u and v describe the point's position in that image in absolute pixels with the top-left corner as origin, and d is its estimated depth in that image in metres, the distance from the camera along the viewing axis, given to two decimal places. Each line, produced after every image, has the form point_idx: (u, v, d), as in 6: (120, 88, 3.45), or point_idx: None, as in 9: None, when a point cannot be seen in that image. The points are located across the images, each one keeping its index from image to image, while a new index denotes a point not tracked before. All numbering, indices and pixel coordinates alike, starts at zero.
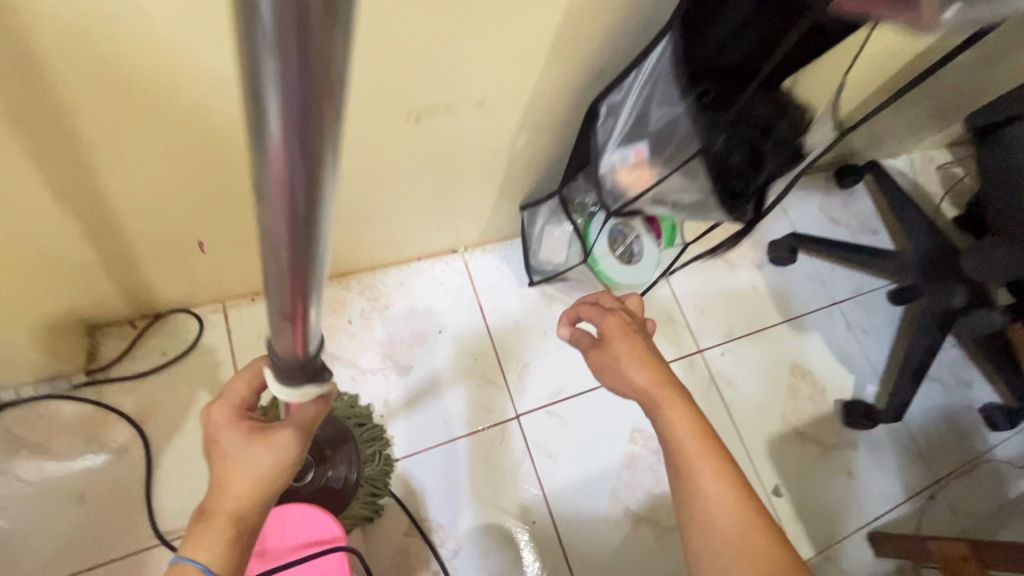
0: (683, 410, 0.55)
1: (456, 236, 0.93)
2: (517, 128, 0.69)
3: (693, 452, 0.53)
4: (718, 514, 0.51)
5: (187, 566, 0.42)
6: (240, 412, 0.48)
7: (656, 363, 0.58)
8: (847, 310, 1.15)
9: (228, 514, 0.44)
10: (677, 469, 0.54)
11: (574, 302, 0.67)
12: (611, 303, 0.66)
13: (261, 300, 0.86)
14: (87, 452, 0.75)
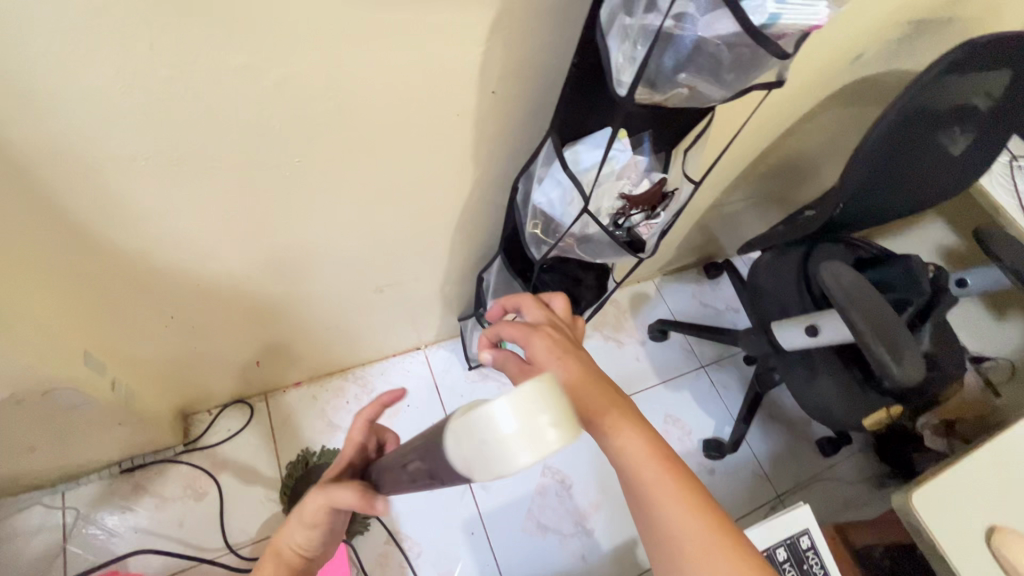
0: (634, 431, 0.57)
1: (420, 338, 1.37)
2: (447, 279, 1.15)
3: (649, 473, 0.56)
4: (676, 525, 0.54)
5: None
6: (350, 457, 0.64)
7: (592, 381, 0.60)
8: (710, 371, 1.58)
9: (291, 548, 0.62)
10: (637, 488, 0.56)
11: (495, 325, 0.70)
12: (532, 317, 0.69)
13: (290, 391, 1.29)
14: (182, 496, 1.15)
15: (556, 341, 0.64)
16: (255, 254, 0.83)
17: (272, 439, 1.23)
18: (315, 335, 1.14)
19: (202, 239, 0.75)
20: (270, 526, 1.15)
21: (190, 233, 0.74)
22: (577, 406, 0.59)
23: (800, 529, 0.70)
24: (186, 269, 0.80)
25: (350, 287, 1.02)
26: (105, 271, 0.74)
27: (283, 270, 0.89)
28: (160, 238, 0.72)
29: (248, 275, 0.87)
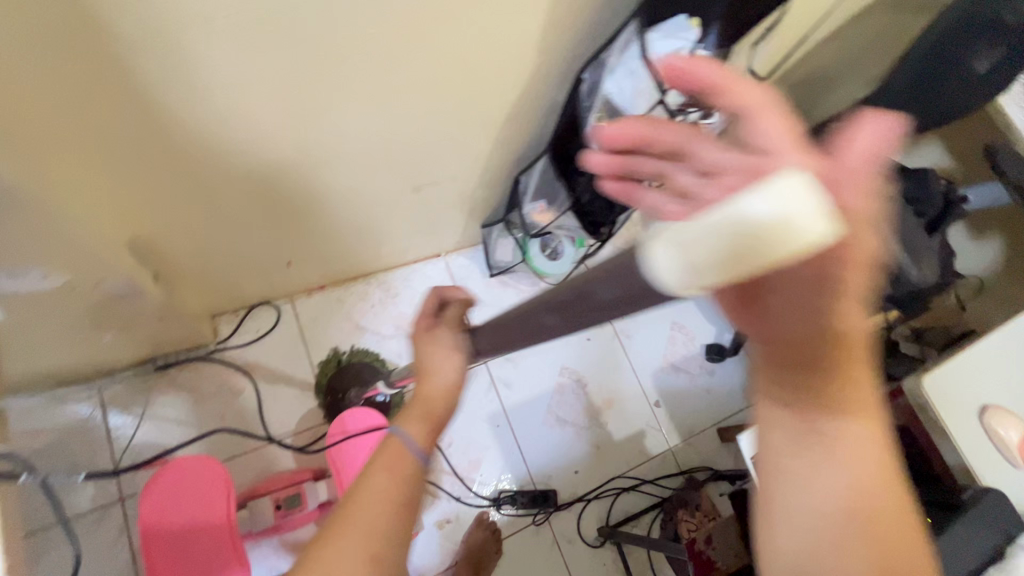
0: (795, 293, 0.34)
1: (440, 245, 1.39)
2: (478, 185, 1.14)
3: (806, 406, 0.39)
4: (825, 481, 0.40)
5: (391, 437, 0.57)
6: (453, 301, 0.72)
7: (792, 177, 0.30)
8: (714, 282, 1.67)
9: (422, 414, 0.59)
10: (781, 417, 0.41)
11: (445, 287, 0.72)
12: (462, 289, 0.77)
13: (313, 293, 1.30)
14: (219, 391, 1.17)
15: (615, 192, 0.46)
16: (307, 143, 0.79)
17: (302, 339, 1.26)
18: (344, 235, 1.13)
19: (260, 126, 0.72)
20: (308, 419, 1.20)
21: (251, 118, 0.70)
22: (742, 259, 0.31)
23: None
24: (239, 153, 0.76)
25: (388, 184, 1.01)
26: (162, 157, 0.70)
27: (329, 162, 0.87)
28: (220, 117, 0.67)
29: (296, 165, 0.84)
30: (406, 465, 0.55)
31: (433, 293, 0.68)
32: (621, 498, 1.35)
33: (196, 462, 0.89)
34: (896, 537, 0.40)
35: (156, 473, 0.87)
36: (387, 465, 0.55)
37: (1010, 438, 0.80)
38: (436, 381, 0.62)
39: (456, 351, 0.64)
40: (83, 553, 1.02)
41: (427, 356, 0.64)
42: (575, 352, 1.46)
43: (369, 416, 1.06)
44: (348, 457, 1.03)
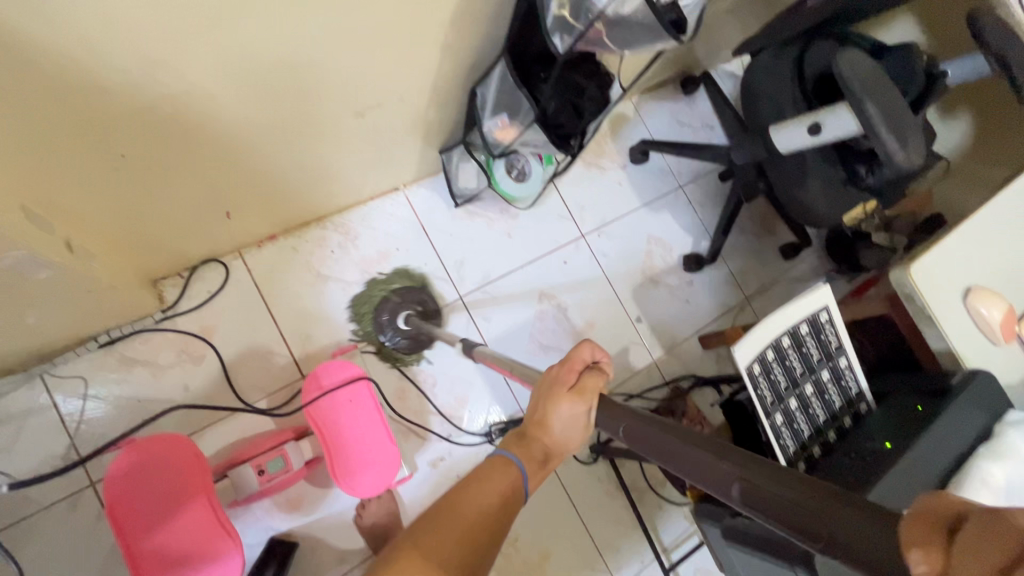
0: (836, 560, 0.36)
1: (397, 177, 1.27)
2: (429, 104, 1.02)
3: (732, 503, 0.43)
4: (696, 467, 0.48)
5: (495, 459, 0.62)
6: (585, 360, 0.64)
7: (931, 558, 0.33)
8: (688, 190, 1.61)
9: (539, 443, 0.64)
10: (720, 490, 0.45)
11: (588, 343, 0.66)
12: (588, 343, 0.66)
13: (265, 245, 1.19)
14: (178, 361, 1.08)
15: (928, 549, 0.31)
16: (213, 57, 0.66)
17: (260, 295, 1.17)
18: (284, 174, 1.01)
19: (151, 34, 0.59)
20: (280, 377, 1.13)
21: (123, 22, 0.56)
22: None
23: (819, 306, 0.77)
24: (121, 76, 0.62)
25: (322, 107, 0.88)
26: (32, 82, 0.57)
27: (246, 83, 0.74)
28: (74, 19, 0.54)
29: (209, 88, 0.71)
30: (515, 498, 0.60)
31: (587, 346, 0.65)
32: None
33: (170, 446, 0.82)
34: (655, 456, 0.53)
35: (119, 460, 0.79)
36: (475, 499, 0.58)
37: (994, 318, 0.81)
38: (553, 434, 0.63)
39: (584, 408, 0.62)
40: (62, 543, 0.97)
41: (556, 401, 0.62)
42: (552, 278, 1.41)
43: (344, 367, 1.01)
44: (327, 413, 0.98)
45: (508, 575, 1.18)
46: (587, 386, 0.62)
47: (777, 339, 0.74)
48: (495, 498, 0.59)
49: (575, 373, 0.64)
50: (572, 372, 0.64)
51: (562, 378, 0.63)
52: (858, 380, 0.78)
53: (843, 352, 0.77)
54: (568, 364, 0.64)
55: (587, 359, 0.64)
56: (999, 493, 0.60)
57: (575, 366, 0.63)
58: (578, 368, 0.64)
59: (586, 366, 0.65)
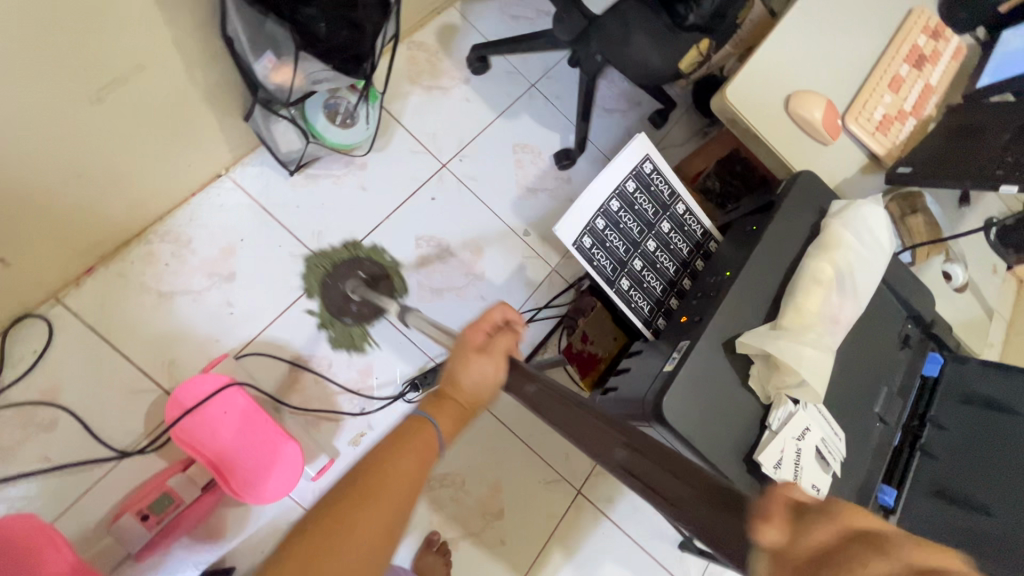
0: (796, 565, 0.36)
1: (211, 162, 1.13)
2: (186, 67, 0.88)
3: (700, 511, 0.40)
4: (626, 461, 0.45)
5: (417, 415, 0.62)
6: (497, 321, 0.71)
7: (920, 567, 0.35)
8: (541, 86, 1.53)
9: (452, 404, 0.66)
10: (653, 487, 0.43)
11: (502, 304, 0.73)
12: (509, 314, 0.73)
13: (85, 281, 1.05)
14: (28, 434, 0.97)
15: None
16: None
17: (99, 336, 1.04)
18: (50, 196, 0.87)
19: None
20: (154, 414, 1.03)
21: None
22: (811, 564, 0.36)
23: (642, 157, 0.72)
24: None
25: (37, 103, 0.74)
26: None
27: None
28: None
29: None
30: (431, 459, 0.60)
31: (497, 309, 0.72)
32: (524, 333, 1.34)
33: None
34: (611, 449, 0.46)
35: None
36: (403, 452, 0.58)
37: (815, 117, 0.80)
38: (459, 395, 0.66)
39: (496, 382, 0.65)
40: None
41: (470, 359, 0.66)
42: (424, 218, 1.33)
43: (207, 380, 0.92)
44: (204, 430, 0.92)
45: (464, 518, 1.18)
46: (495, 343, 0.67)
47: (605, 204, 0.69)
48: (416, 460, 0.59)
49: (485, 333, 0.69)
50: (482, 331, 0.69)
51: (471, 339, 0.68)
52: (701, 221, 0.76)
53: (678, 198, 0.74)
54: (477, 324, 0.70)
55: (499, 319, 0.71)
56: (830, 286, 0.60)
57: (482, 325, 0.69)
58: (486, 329, 0.70)
59: (493, 328, 0.71)
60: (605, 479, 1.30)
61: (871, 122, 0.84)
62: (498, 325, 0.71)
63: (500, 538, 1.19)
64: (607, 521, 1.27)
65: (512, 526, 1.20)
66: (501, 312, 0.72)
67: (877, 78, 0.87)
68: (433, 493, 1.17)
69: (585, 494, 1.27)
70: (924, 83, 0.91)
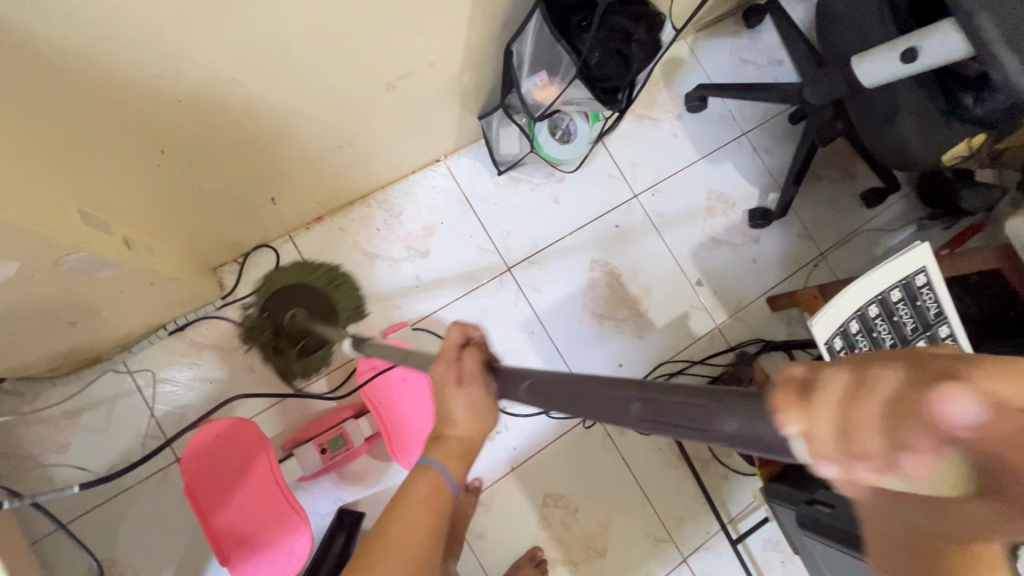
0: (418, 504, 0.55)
1: (437, 147, 1.23)
2: (460, 70, 0.96)
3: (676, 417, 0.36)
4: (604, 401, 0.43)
5: (428, 472, 0.56)
6: (457, 341, 0.58)
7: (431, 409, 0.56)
8: (753, 137, 1.46)
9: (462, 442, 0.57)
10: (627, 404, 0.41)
11: (455, 326, 0.58)
12: (465, 331, 0.59)
13: (313, 227, 1.20)
14: (242, 343, 1.13)
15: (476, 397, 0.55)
16: (224, 45, 0.65)
17: (312, 274, 1.18)
18: (321, 158, 1.00)
19: (166, 16, 0.58)
20: (336, 357, 1.16)
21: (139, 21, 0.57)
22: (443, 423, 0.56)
23: (916, 268, 0.67)
24: (134, 75, 0.63)
25: (349, 87, 0.85)
26: (57, 75, 0.58)
27: (270, 64, 0.72)
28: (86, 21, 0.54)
29: (228, 77, 0.70)
30: (443, 499, 0.56)
31: (456, 327, 0.58)
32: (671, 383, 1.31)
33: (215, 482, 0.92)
34: (405, 523, 0.54)
35: (255, 535, 0.90)
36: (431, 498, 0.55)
37: None
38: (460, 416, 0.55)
39: (465, 390, 0.55)
40: (157, 512, 1.06)
41: (451, 396, 0.55)
42: (604, 243, 1.34)
43: None
44: (383, 390, 1.01)
45: (567, 545, 1.18)
46: (468, 366, 0.56)
47: (862, 308, 0.65)
48: (421, 505, 0.55)
49: (455, 367, 0.56)
50: (452, 359, 0.57)
51: (443, 376, 0.56)
52: (962, 351, 0.68)
53: (943, 320, 0.67)
54: (444, 355, 0.57)
55: (458, 340, 0.58)
56: None
57: (446, 358, 0.57)
58: (455, 355, 0.57)
59: (461, 349, 0.58)
60: (715, 558, 1.22)
61: None
62: (461, 342, 0.58)
63: None
64: None
65: (610, 570, 1.19)
66: (465, 336, 0.58)
67: None
68: (546, 508, 1.19)
69: (689, 565, 1.22)
70: None
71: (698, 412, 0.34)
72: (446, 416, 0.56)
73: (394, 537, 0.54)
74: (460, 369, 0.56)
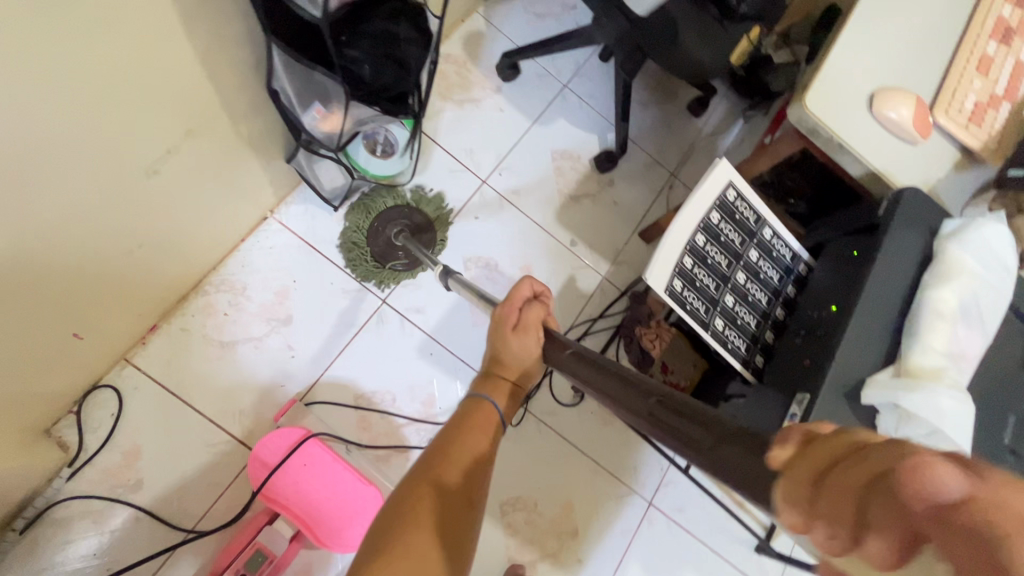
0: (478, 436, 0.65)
1: (258, 206, 1.12)
2: (234, 124, 0.86)
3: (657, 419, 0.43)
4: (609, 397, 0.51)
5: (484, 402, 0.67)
6: (528, 292, 0.72)
7: (512, 345, 0.68)
8: (574, 86, 1.47)
9: (509, 383, 0.70)
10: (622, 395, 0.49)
11: (527, 278, 0.73)
12: (536, 284, 0.74)
13: (150, 340, 1.05)
14: (114, 497, 0.98)
15: (525, 343, 0.67)
16: None
17: (169, 391, 1.04)
18: (114, 272, 0.86)
19: None
20: (231, 465, 1.04)
21: None
22: (504, 357, 0.69)
23: (725, 184, 0.68)
24: None
25: (103, 192, 0.73)
26: None
27: None
28: None
29: None
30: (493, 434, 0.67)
31: (527, 282, 0.73)
32: (582, 347, 1.32)
33: None
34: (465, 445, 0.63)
35: None
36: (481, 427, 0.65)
37: (903, 117, 0.74)
38: (518, 355, 0.68)
39: (535, 338, 0.68)
40: None
41: (508, 338, 0.68)
42: (470, 239, 1.30)
43: (283, 436, 0.93)
44: (285, 484, 0.92)
45: (540, 541, 1.17)
46: (529, 317, 0.68)
47: (691, 240, 0.66)
48: (480, 431, 0.65)
49: (517, 316, 0.69)
50: (514, 309, 0.70)
51: (506, 317, 0.69)
52: (788, 244, 0.71)
53: (764, 222, 0.70)
54: (512, 299, 0.71)
55: (529, 292, 0.72)
56: (955, 321, 0.55)
57: (517, 302, 0.70)
58: (524, 302, 0.71)
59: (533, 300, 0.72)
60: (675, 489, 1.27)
61: (962, 114, 0.78)
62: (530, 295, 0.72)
63: (577, 558, 1.18)
64: (681, 532, 1.26)
65: (587, 545, 1.19)
66: (527, 287, 0.72)
67: (964, 64, 0.80)
68: (507, 517, 1.16)
69: (656, 506, 1.25)
70: (1014, 62, 0.84)
71: (687, 428, 0.40)
72: (504, 357, 0.69)
73: (458, 450, 0.63)
74: (533, 320, 0.68)
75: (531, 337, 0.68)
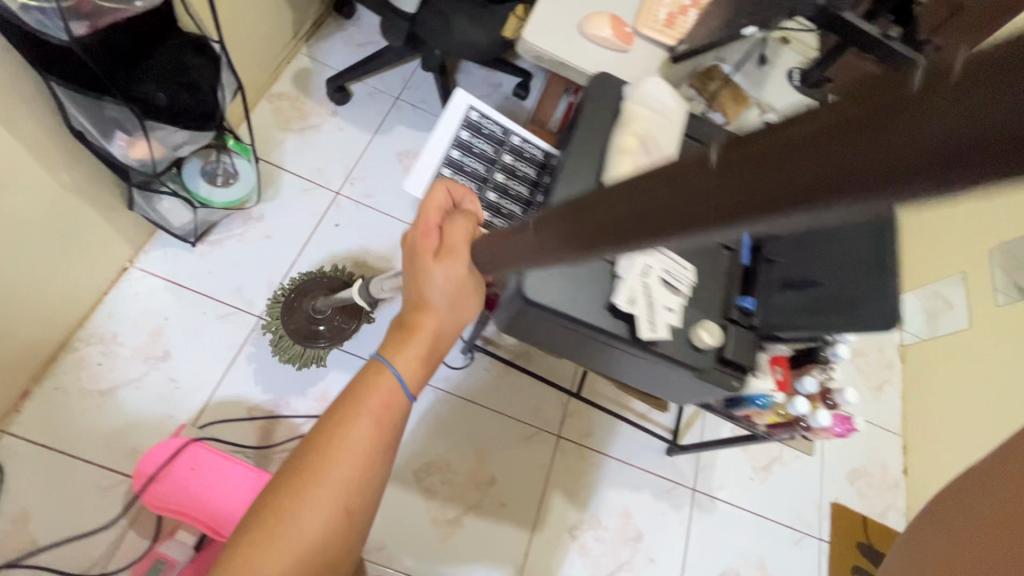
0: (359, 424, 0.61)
1: (113, 258, 1.18)
2: (54, 175, 0.94)
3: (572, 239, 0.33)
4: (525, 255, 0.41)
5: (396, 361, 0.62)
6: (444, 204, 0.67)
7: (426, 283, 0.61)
8: (404, 96, 1.63)
9: (431, 328, 0.64)
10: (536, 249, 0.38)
11: (440, 184, 0.69)
12: (463, 193, 0.69)
13: (25, 406, 1.07)
14: (12, 564, 0.97)
15: (451, 266, 0.61)
16: None
17: (53, 449, 1.05)
18: None
19: None
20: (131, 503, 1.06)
21: None
22: (424, 293, 0.62)
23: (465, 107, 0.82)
24: None
25: None
26: None
27: None
28: None
29: None
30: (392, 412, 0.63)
31: (442, 188, 0.68)
32: None
33: None
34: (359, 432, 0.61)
35: None
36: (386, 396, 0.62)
37: (605, 34, 0.92)
38: (438, 282, 0.61)
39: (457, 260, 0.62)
40: None
41: (426, 266, 0.62)
42: (334, 245, 1.40)
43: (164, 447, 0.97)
44: (175, 493, 0.95)
45: (460, 497, 1.23)
46: (451, 233, 0.62)
47: (447, 156, 0.80)
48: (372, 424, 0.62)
49: (434, 230, 0.64)
50: (436, 216, 0.65)
51: (425, 239, 0.64)
52: (539, 144, 0.86)
53: (511, 131, 0.84)
54: (425, 218, 0.66)
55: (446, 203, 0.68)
56: (636, 152, 0.75)
57: (433, 222, 0.64)
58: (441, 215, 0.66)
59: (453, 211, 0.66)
60: (578, 417, 1.37)
61: (657, 22, 0.96)
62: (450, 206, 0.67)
63: (500, 502, 1.25)
64: (593, 454, 1.35)
65: (507, 488, 1.26)
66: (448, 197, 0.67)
67: None
68: (423, 483, 1.21)
69: (564, 437, 1.34)
70: None
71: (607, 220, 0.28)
72: (423, 289, 0.62)
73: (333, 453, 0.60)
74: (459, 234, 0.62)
75: (447, 261, 0.61)
